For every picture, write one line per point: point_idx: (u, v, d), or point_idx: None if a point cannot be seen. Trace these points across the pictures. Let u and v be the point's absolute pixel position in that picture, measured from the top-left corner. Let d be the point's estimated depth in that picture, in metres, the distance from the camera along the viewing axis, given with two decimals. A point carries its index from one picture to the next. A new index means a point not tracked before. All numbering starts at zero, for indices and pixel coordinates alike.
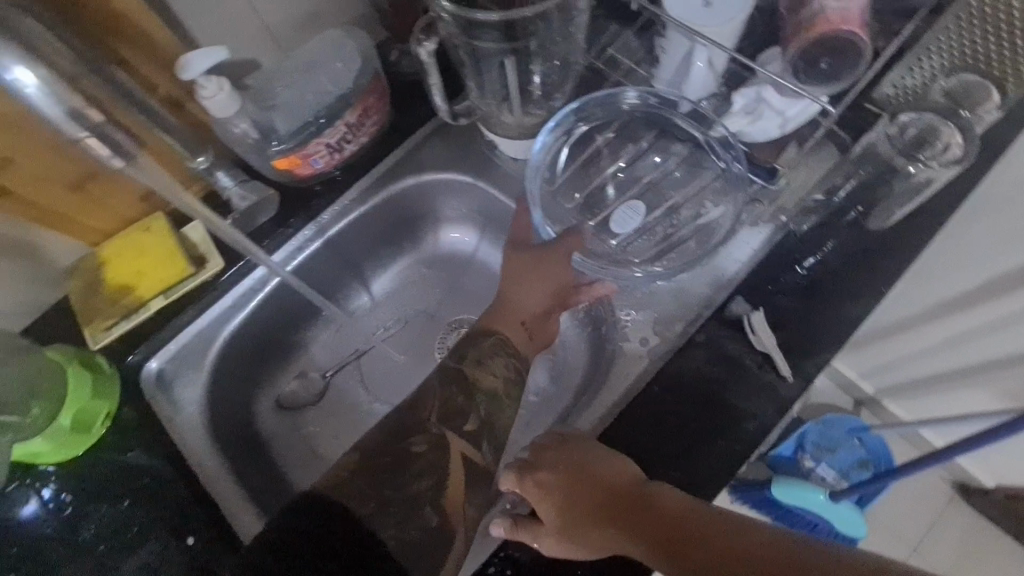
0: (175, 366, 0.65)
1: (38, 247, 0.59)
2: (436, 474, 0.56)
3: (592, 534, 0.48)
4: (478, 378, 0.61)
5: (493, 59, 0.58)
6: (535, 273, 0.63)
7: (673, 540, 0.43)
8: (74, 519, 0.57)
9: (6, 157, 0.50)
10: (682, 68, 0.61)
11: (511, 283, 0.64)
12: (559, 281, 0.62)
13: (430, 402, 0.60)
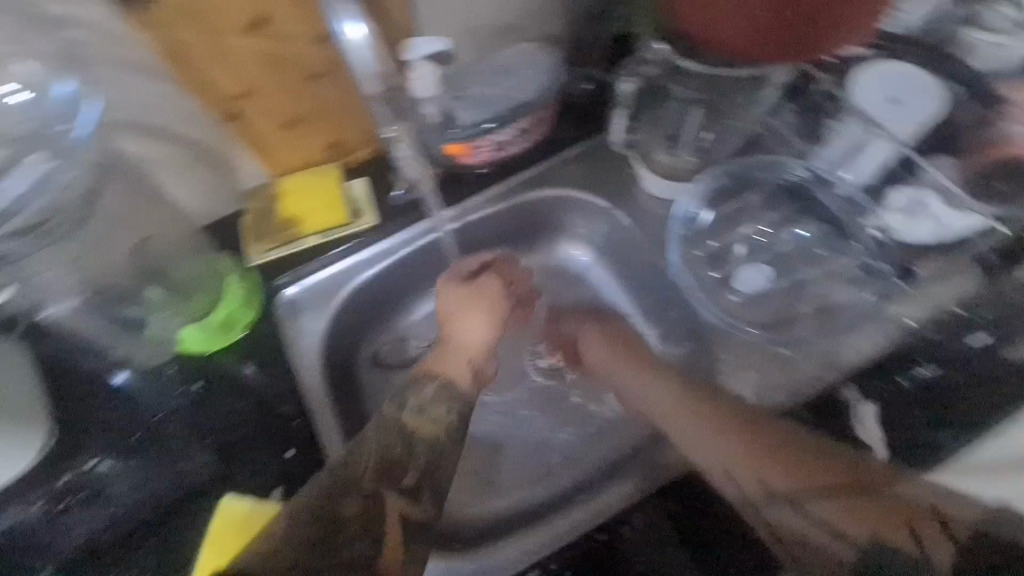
0: (308, 297, 0.70)
1: (233, 164, 0.66)
2: (370, 534, 0.47)
3: (676, 415, 0.61)
4: (416, 426, 0.53)
5: (680, 103, 0.69)
6: (479, 301, 0.67)
7: (755, 429, 0.56)
8: (201, 403, 0.65)
9: (251, 87, 0.58)
10: (851, 151, 0.62)
11: (462, 315, 0.66)
12: (498, 303, 0.68)
13: (365, 457, 0.51)
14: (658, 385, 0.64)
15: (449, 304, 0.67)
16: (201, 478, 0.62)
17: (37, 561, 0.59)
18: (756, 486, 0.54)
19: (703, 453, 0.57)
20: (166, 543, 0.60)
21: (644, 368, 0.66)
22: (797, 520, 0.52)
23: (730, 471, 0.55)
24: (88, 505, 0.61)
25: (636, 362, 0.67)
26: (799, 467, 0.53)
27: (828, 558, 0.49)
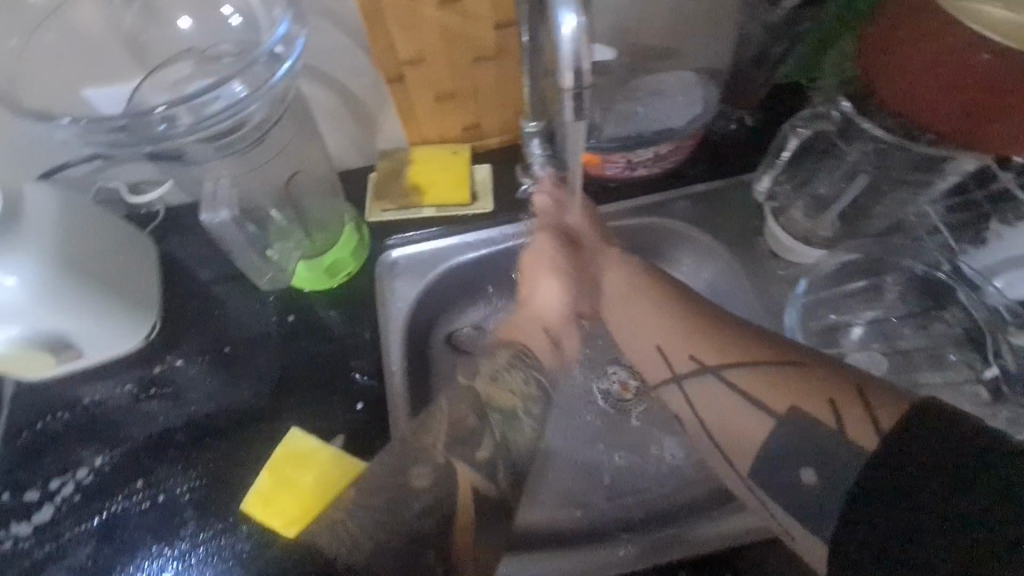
0: (407, 264, 0.71)
1: (380, 123, 0.70)
2: (441, 506, 0.52)
3: (643, 312, 0.55)
4: (492, 396, 0.58)
5: (837, 165, 0.65)
6: (551, 269, 0.61)
7: (728, 335, 0.50)
8: (289, 336, 0.69)
9: (423, 55, 0.61)
10: (1013, 261, 0.59)
11: (541, 284, 0.62)
12: (558, 259, 0.61)
13: (438, 424, 0.56)
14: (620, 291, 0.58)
15: (525, 265, 0.63)
16: (272, 407, 0.64)
17: (111, 442, 0.63)
18: (686, 362, 0.51)
19: (651, 339, 0.54)
20: (224, 460, 0.62)
21: (627, 291, 0.58)
22: (718, 389, 0.48)
23: (664, 353, 0.53)
24: (166, 404, 0.65)
25: (635, 295, 0.57)
26: (765, 352, 0.47)
27: (751, 434, 0.44)
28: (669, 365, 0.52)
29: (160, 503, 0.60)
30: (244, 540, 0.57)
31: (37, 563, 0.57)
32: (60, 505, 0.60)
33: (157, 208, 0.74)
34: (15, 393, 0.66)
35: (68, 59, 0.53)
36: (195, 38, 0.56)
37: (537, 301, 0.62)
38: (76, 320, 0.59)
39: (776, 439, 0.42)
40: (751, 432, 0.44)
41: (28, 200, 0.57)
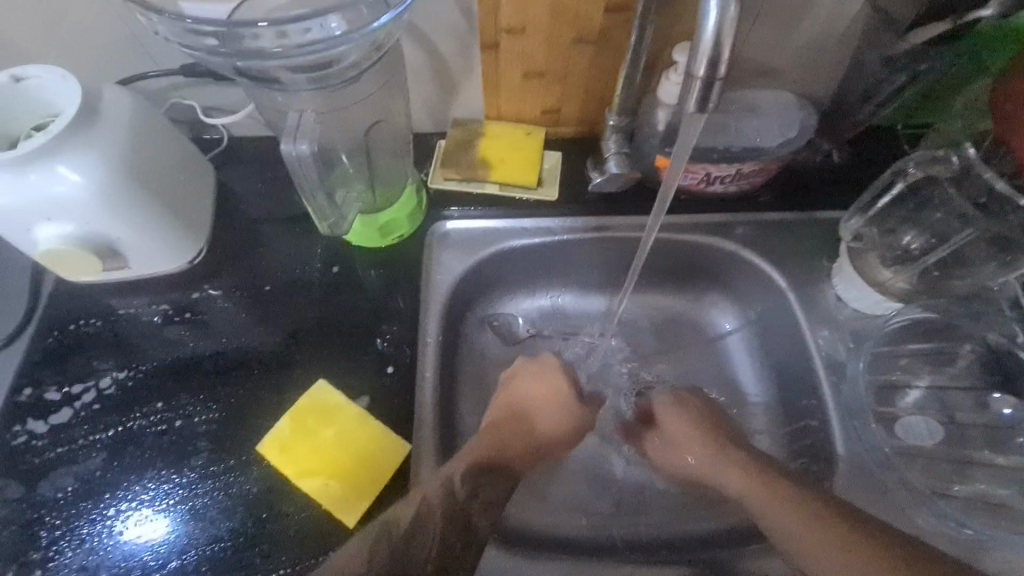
0: (459, 237, 0.70)
1: (462, 90, 0.68)
2: None
3: (729, 465, 0.60)
4: (478, 522, 0.55)
5: (931, 216, 0.63)
6: (555, 396, 0.67)
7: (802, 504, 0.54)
8: (330, 287, 0.67)
9: (526, 25, 0.59)
10: None
11: (540, 403, 0.66)
12: (567, 397, 0.67)
13: (432, 541, 0.52)
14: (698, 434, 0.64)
15: (534, 389, 0.67)
16: (302, 354, 0.63)
17: (136, 359, 0.62)
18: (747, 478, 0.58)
19: (718, 455, 0.62)
20: (245, 398, 0.60)
21: (704, 427, 0.65)
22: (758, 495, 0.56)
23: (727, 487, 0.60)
24: (195, 330, 0.64)
25: (702, 427, 0.65)
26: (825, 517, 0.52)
27: None
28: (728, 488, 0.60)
29: (176, 428, 0.59)
30: (252, 482, 0.56)
31: (45, 465, 0.57)
32: (78, 410, 0.59)
33: (222, 135, 0.74)
34: (53, 290, 0.66)
35: None
36: None
37: (533, 414, 0.65)
38: (130, 231, 0.59)
39: (799, 544, 0.52)
40: None
41: (107, 99, 0.56)
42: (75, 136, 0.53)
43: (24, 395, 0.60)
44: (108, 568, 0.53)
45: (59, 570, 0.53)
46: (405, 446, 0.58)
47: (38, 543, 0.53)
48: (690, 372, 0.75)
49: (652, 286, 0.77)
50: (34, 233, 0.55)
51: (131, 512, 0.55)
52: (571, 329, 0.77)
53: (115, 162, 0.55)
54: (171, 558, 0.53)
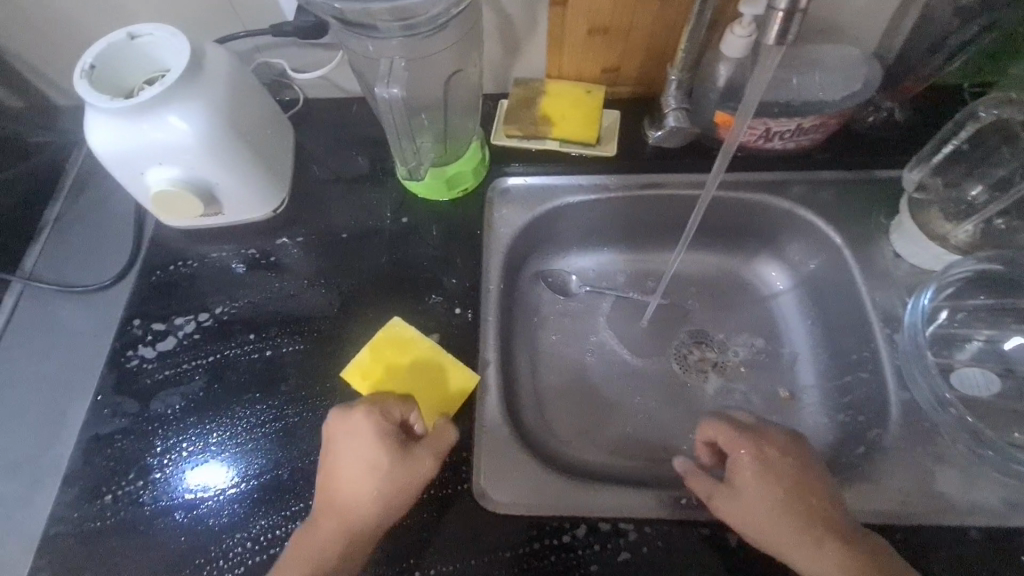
0: (519, 193, 0.73)
1: (528, 49, 0.71)
2: None
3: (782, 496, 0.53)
4: None
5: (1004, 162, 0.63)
6: (371, 475, 0.52)
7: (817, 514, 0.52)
8: (398, 237, 0.72)
9: None
10: None
11: (349, 477, 0.53)
12: (375, 458, 0.53)
13: None
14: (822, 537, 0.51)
15: (342, 458, 0.54)
16: (375, 296, 0.68)
17: (229, 296, 0.69)
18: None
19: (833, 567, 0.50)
20: (326, 333, 0.66)
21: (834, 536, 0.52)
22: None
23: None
24: (277, 274, 0.70)
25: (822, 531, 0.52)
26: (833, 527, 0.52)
27: None
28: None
29: (267, 357, 0.65)
30: (334, 407, 0.62)
31: (154, 386, 0.64)
32: (181, 339, 0.66)
33: (297, 96, 0.79)
34: (155, 233, 0.73)
35: None
36: None
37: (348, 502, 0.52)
38: (223, 177, 0.64)
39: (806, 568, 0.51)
40: None
41: (209, 54, 0.61)
42: (182, 88, 0.58)
43: (134, 325, 0.67)
44: (213, 474, 0.59)
45: (171, 474, 0.60)
46: (475, 376, 0.63)
47: (153, 450, 0.61)
48: (737, 328, 0.77)
49: (702, 245, 0.79)
50: (146, 176, 0.62)
51: (230, 430, 0.61)
52: (623, 288, 0.79)
53: (214, 112, 0.60)
54: (265, 469, 0.59)
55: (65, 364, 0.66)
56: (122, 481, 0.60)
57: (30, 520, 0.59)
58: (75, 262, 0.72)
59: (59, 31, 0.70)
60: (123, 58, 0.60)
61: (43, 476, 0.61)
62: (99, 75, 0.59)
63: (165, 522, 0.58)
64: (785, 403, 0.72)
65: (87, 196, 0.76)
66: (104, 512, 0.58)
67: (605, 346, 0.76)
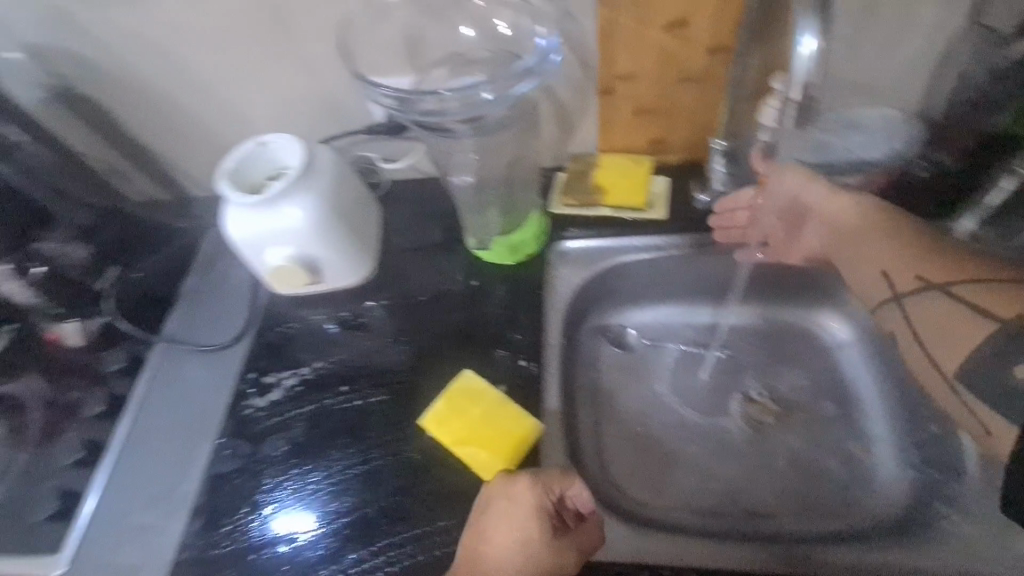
0: (576, 254, 0.80)
1: (581, 130, 0.80)
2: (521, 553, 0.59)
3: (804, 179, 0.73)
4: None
5: None
6: (521, 536, 0.59)
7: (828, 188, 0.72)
8: (470, 298, 0.80)
9: (637, 71, 0.71)
10: None
11: (500, 533, 0.59)
12: (530, 525, 0.59)
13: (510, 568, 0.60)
14: (886, 225, 0.71)
15: (499, 511, 0.60)
16: (449, 351, 0.76)
17: (326, 352, 0.80)
18: (912, 283, 0.68)
19: (879, 266, 0.70)
20: (406, 385, 0.75)
21: (894, 236, 0.70)
22: (901, 319, 0.69)
23: (890, 278, 0.70)
24: (366, 332, 0.80)
25: (891, 229, 0.70)
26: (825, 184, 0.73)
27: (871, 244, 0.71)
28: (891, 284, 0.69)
29: (357, 405, 0.74)
30: (415, 450, 0.69)
31: (264, 430, 0.74)
32: (287, 390, 0.77)
33: (380, 179, 0.91)
34: (267, 301, 0.86)
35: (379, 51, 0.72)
36: (469, 45, 0.71)
37: (494, 554, 0.59)
38: (327, 251, 0.77)
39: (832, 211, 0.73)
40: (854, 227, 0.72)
41: (318, 153, 0.75)
42: (297, 182, 0.71)
43: (249, 377, 0.79)
44: (309, 511, 0.67)
45: (276, 509, 0.68)
46: (539, 425, 0.68)
47: (263, 487, 0.70)
48: (800, 381, 0.78)
49: (761, 299, 0.82)
50: (266, 253, 0.75)
51: (326, 471, 0.70)
52: (682, 341, 0.83)
53: (323, 199, 0.73)
54: (356, 506, 0.67)
55: (192, 413, 0.79)
56: (237, 513, 0.69)
57: (164, 548, 0.69)
58: (203, 326, 0.86)
59: (204, 142, 0.88)
60: (253, 163, 0.74)
61: (174, 510, 0.71)
62: (236, 175, 0.73)
63: (271, 553, 0.66)
64: (855, 457, 0.71)
65: (216, 270, 0.92)
66: (222, 541, 0.68)
67: (664, 398, 0.79)
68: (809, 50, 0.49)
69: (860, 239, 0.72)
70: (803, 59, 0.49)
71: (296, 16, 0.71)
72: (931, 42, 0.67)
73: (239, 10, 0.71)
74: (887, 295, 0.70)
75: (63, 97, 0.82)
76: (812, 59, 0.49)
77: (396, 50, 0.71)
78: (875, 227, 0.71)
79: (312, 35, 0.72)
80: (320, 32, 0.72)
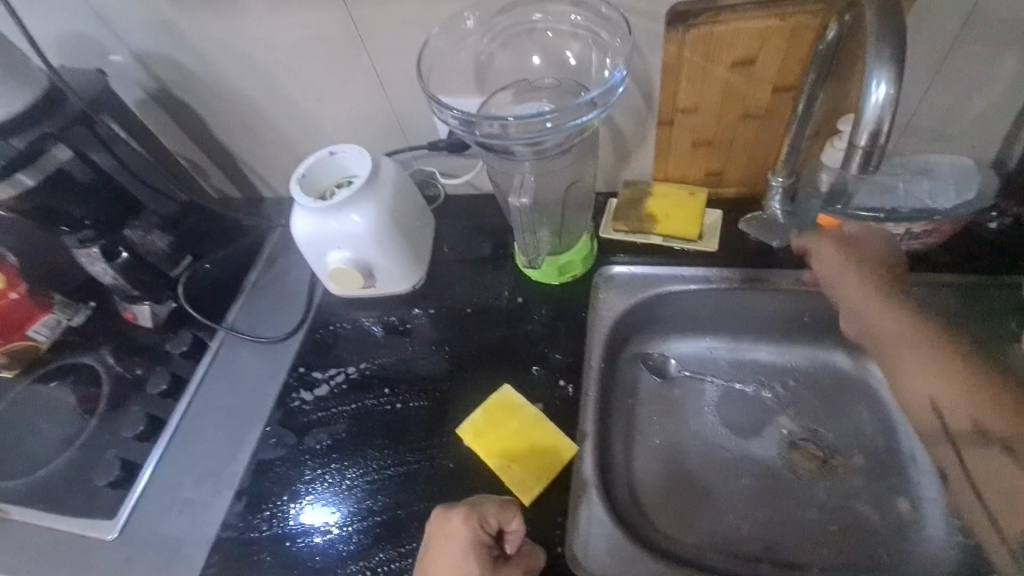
0: (622, 280, 0.81)
1: (637, 158, 0.81)
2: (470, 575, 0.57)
3: (853, 281, 0.65)
4: None
5: None
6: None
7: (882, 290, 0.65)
8: (513, 315, 0.82)
9: (698, 105, 0.71)
10: None
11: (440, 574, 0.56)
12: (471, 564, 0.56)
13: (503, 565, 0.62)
14: (936, 354, 0.62)
15: (433, 552, 0.58)
16: (490, 365, 0.78)
17: (372, 354, 0.83)
18: (969, 427, 0.60)
19: (929, 397, 0.62)
20: (445, 393, 0.77)
21: (954, 371, 0.61)
22: (958, 461, 0.63)
23: (944, 418, 0.62)
24: (410, 338, 0.83)
25: (948, 360, 0.61)
26: (881, 290, 0.65)
27: (928, 374, 0.62)
28: (942, 418, 0.62)
29: (397, 408, 0.76)
30: (448, 458, 0.71)
31: (309, 423, 0.78)
32: (333, 386, 0.80)
33: (437, 192, 0.95)
34: (322, 300, 0.91)
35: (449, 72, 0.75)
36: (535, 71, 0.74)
37: None
38: (382, 258, 0.81)
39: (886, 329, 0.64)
40: (907, 351, 0.63)
41: (383, 165, 0.79)
42: (362, 192, 0.75)
43: (299, 371, 0.83)
44: (345, 505, 0.70)
45: (312, 501, 0.71)
46: (573, 446, 0.69)
47: (303, 477, 0.73)
48: (845, 428, 0.76)
49: (810, 341, 0.80)
50: (326, 256, 0.79)
51: (362, 468, 0.72)
52: (724, 376, 0.81)
53: (382, 210, 0.76)
54: (388, 507, 0.69)
55: (244, 400, 0.83)
56: (277, 500, 0.72)
57: (209, 525, 0.73)
58: (261, 318, 0.92)
59: (279, 148, 0.94)
60: (323, 170, 0.79)
61: (220, 490, 0.76)
62: (306, 181, 0.78)
63: (305, 542, 0.69)
64: (899, 514, 0.69)
65: (276, 266, 0.97)
66: (261, 525, 0.71)
67: (701, 432, 0.78)
68: (878, 96, 0.48)
69: (912, 361, 0.63)
70: (871, 104, 0.49)
71: (375, 36, 0.75)
72: (1013, 92, 0.65)
73: (322, 29, 0.76)
74: (937, 430, 0.63)
75: (160, 98, 0.90)
76: (881, 105, 0.48)
77: (465, 73, 0.75)
78: (931, 350, 0.62)
79: (387, 54, 0.77)
80: (396, 52, 0.76)
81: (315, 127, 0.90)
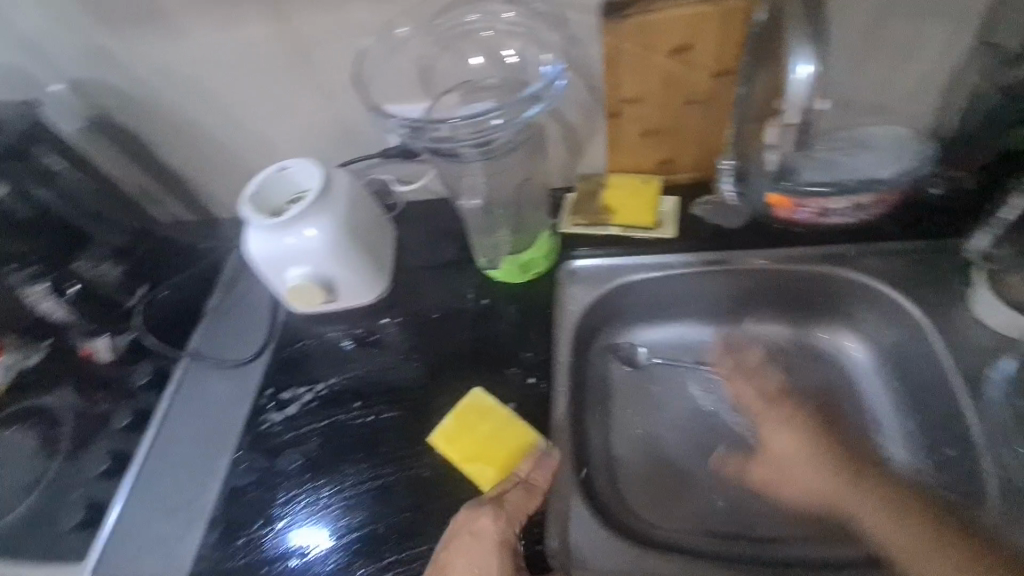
0: (586, 273, 0.81)
1: (590, 151, 0.82)
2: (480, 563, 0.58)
3: (793, 460, 0.68)
4: None
5: None
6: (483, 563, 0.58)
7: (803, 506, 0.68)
8: (480, 318, 0.81)
9: (642, 95, 0.72)
10: None
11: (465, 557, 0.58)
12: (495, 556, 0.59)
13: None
14: (919, 540, 0.57)
15: (460, 535, 0.60)
16: (460, 369, 0.78)
17: (341, 369, 0.82)
18: None
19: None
20: (417, 402, 0.76)
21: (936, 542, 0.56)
22: None
23: None
24: (379, 350, 0.82)
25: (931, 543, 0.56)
26: (825, 482, 0.66)
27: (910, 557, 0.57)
28: None
29: (369, 422, 0.75)
30: (425, 467, 0.70)
31: (281, 445, 0.76)
32: (302, 404, 0.79)
33: (396, 201, 0.94)
34: (286, 318, 0.89)
35: (393, 78, 0.74)
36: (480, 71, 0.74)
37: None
38: (343, 271, 0.79)
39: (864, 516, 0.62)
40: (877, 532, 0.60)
41: (335, 177, 0.78)
42: (314, 206, 0.74)
43: (267, 392, 0.81)
44: (321, 525, 0.69)
45: (288, 524, 0.70)
46: (547, 443, 0.68)
47: (277, 500, 0.72)
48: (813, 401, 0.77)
49: (774, 318, 0.81)
50: (284, 273, 0.78)
51: (337, 485, 0.71)
52: (693, 360, 0.82)
53: (341, 222, 0.75)
54: (365, 522, 0.68)
55: (212, 428, 0.81)
56: (251, 526, 0.71)
57: (182, 558, 0.71)
58: (225, 343, 0.90)
59: (231, 168, 0.92)
60: (273, 186, 0.77)
61: (192, 521, 0.74)
62: (256, 198, 0.76)
63: (282, 565, 0.67)
64: None
65: (238, 289, 0.95)
66: (236, 553, 0.69)
67: (675, 417, 0.79)
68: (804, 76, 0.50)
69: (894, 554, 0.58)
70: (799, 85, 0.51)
71: (316, 49, 0.74)
72: (940, 62, 0.67)
73: (262, 45, 0.75)
74: None
75: (101, 125, 0.87)
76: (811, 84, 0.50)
77: (410, 79, 0.74)
78: (917, 538, 0.57)
79: (330, 66, 0.76)
80: (339, 64, 0.75)
81: (265, 144, 0.88)
